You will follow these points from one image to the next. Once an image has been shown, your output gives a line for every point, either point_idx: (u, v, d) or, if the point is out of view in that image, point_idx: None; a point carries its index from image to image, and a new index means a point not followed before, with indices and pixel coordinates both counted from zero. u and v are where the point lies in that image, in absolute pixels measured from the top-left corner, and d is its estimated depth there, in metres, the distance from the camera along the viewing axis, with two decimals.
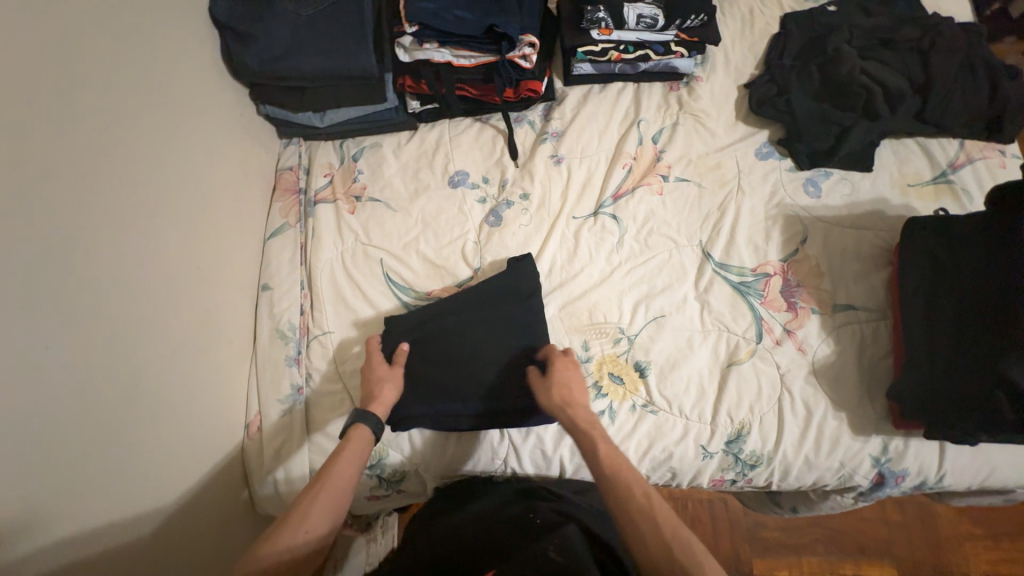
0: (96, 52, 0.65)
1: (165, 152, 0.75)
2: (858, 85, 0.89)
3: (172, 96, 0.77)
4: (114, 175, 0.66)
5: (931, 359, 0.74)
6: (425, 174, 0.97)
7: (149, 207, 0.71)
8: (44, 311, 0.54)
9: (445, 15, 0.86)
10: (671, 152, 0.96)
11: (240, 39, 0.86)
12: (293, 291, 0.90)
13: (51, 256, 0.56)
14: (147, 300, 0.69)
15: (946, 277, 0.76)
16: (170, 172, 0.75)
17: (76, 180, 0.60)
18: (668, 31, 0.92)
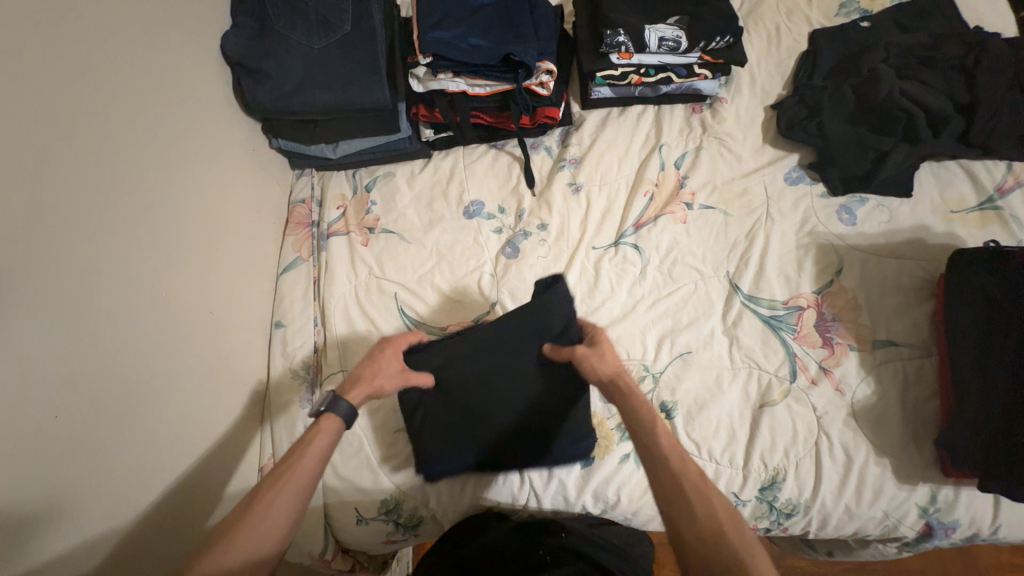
0: (109, 102, 0.63)
1: (179, 195, 0.73)
2: (897, 107, 0.84)
3: (186, 137, 0.76)
4: (130, 225, 0.64)
5: (987, 406, 0.70)
6: (439, 205, 0.95)
7: (163, 254, 0.69)
8: (59, 374, 0.53)
9: (460, 45, 0.84)
10: (694, 178, 0.92)
11: (252, 75, 0.85)
12: (306, 329, 0.88)
13: (65, 319, 0.55)
14: (161, 350, 0.67)
15: (1004, 317, 0.71)
16: (184, 215, 0.74)
17: (90, 236, 0.59)
18: (691, 54, 0.89)
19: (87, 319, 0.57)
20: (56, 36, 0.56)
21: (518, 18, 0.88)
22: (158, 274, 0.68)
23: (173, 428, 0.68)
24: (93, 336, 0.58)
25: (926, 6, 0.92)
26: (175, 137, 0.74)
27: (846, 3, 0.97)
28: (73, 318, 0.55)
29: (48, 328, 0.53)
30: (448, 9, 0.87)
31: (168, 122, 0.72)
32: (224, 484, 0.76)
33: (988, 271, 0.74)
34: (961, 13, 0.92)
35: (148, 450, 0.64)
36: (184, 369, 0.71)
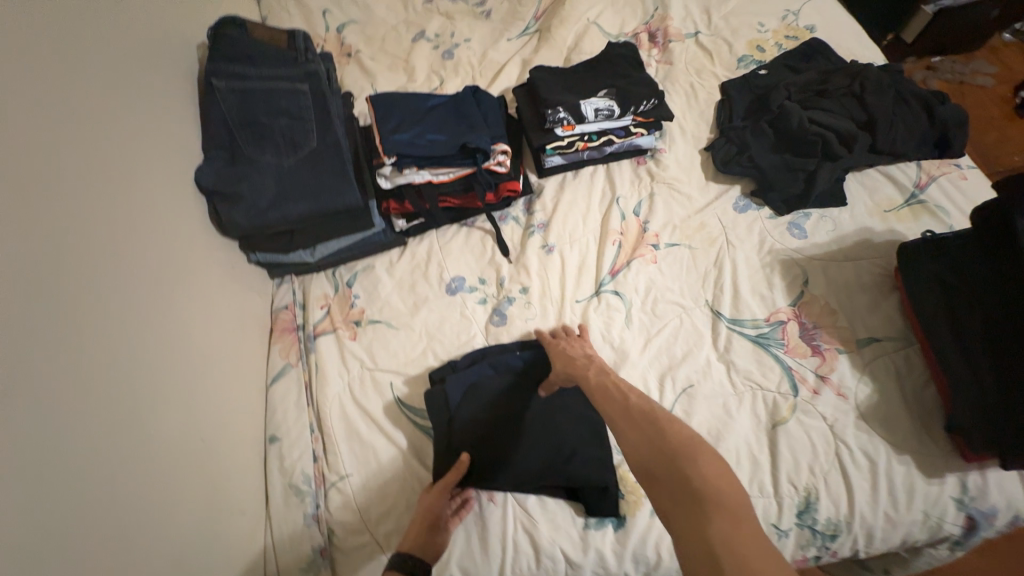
0: (96, 250, 0.64)
1: (164, 328, 0.73)
2: (812, 133, 0.95)
3: (168, 270, 0.77)
4: (118, 369, 0.63)
5: (978, 383, 0.73)
6: (421, 287, 0.97)
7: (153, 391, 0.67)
8: (49, 549, 0.49)
9: (419, 142, 0.92)
10: (654, 221, 0.99)
11: (227, 199, 0.88)
12: (303, 438, 0.85)
13: (54, 485, 0.51)
14: (156, 494, 0.63)
15: (962, 298, 0.77)
16: (169, 347, 0.73)
17: (80, 388, 0.56)
18: (626, 117, 0.99)
19: (80, 476, 0.54)
20: (47, 197, 0.58)
21: (467, 113, 0.98)
22: (149, 415, 0.66)
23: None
24: (83, 497, 0.54)
25: (808, 50, 1.08)
26: (159, 272, 0.75)
27: (743, 57, 1.13)
28: (63, 480, 0.52)
29: (36, 498, 0.49)
30: (403, 115, 0.97)
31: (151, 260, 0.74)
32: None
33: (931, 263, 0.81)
34: (837, 52, 1.09)
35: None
36: (177, 512, 0.65)
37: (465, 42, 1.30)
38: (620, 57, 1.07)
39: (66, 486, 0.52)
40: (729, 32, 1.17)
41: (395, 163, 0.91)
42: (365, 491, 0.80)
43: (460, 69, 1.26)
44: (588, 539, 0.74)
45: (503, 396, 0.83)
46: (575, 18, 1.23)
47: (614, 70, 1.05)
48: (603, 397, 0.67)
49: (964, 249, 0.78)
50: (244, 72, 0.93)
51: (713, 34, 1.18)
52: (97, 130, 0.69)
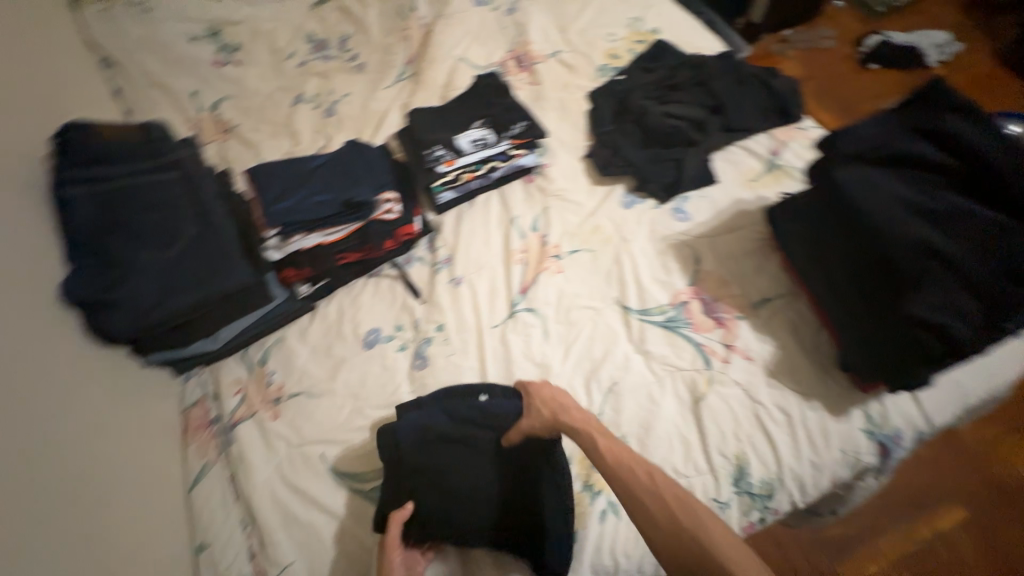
0: None
1: (46, 463, 0.66)
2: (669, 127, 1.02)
3: (42, 397, 0.70)
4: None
5: (862, 324, 0.77)
6: (338, 347, 0.95)
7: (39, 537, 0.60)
8: None
9: (304, 206, 0.91)
10: (552, 233, 1.03)
11: (101, 307, 0.80)
12: (234, 537, 0.79)
13: None
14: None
15: (825, 249, 0.82)
16: (51, 489, 0.65)
17: None
18: (502, 142, 1.03)
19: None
20: None
21: (349, 171, 1.00)
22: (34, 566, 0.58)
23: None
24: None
25: (656, 51, 1.18)
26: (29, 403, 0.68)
27: (602, 66, 1.22)
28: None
29: None
30: (284, 183, 0.96)
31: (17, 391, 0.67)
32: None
33: (796, 224, 0.86)
34: (681, 49, 1.19)
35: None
36: None
37: (345, 96, 1.36)
38: (489, 87, 1.12)
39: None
40: (585, 46, 1.26)
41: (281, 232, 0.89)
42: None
43: (344, 122, 1.31)
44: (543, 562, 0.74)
45: (456, 445, 0.81)
46: (443, 58, 1.29)
47: (484, 100, 1.09)
48: (612, 460, 0.66)
49: (815, 205, 0.84)
50: (101, 171, 0.89)
51: (572, 50, 1.27)
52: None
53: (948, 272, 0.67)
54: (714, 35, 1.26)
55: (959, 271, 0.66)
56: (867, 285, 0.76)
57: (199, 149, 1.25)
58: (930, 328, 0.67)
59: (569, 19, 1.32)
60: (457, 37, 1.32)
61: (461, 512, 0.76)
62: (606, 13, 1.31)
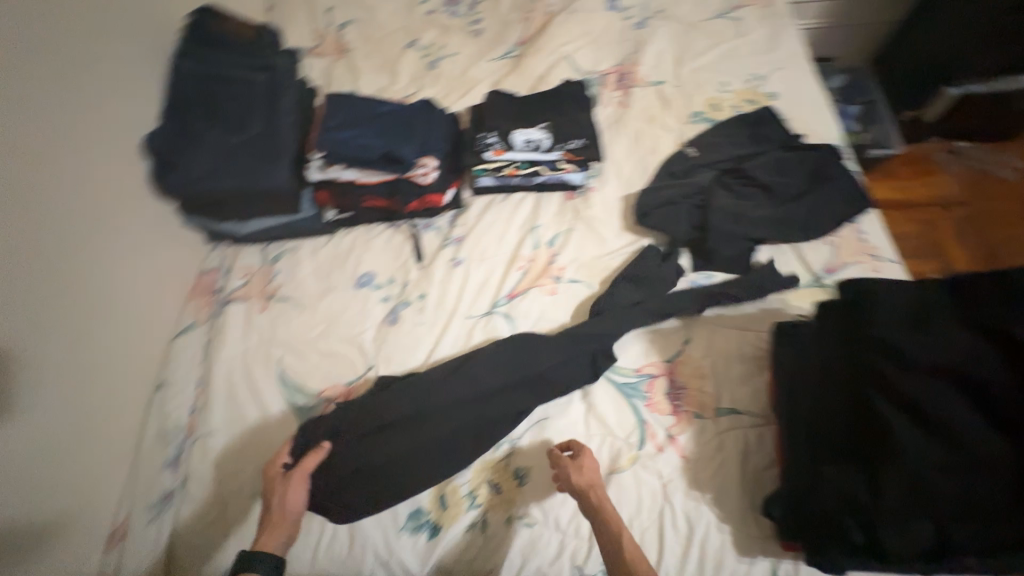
0: (34, 196, 0.76)
1: (44, 255, 0.76)
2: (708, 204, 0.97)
3: (76, 210, 0.82)
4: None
5: (909, 422, 0.62)
6: (336, 276, 1.04)
7: (22, 319, 0.72)
8: None
9: (352, 143, 0.98)
10: (563, 256, 1.02)
11: (167, 166, 0.96)
12: (186, 390, 0.91)
13: None
14: (15, 412, 0.69)
15: (929, 336, 0.64)
16: (62, 294, 0.78)
17: None
18: (554, 152, 1.03)
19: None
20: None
21: (411, 124, 1.05)
22: (10, 337, 0.70)
23: (3, 524, 0.67)
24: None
25: (758, 117, 1.09)
26: (66, 218, 0.81)
27: (697, 112, 1.15)
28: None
29: None
30: (347, 117, 1.04)
31: (56, 201, 0.79)
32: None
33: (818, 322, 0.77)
34: (788, 125, 1.09)
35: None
36: (44, 423, 0.73)
37: (453, 54, 1.39)
38: (570, 94, 1.11)
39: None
40: (692, 86, 1.19)
41: (325, 156, 0.98)
42: (224, 446, 0.85)
43: (441, 79, 1.35)
44: (400, 539, 0.77)
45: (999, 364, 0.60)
46: (550, 51, 1.29)
47: (560, 106, 1.09)
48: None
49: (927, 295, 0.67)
50: (208, 61, 1.03)
51: (676, 85, 1.21)
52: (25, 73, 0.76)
53: (987, 440, 0.58)
54: (837, 122, 1.12)
55: (1000, 448, 0.57)
56: (936, 390, 0.61)
57: (314, 59, 1.37)
58: (953, 475, 0.58)
59: (689, 53, 1.25)
60: (573, 34, 1.31)
61: (866, 361, 0.67)
62: (729, 60, 1.22)
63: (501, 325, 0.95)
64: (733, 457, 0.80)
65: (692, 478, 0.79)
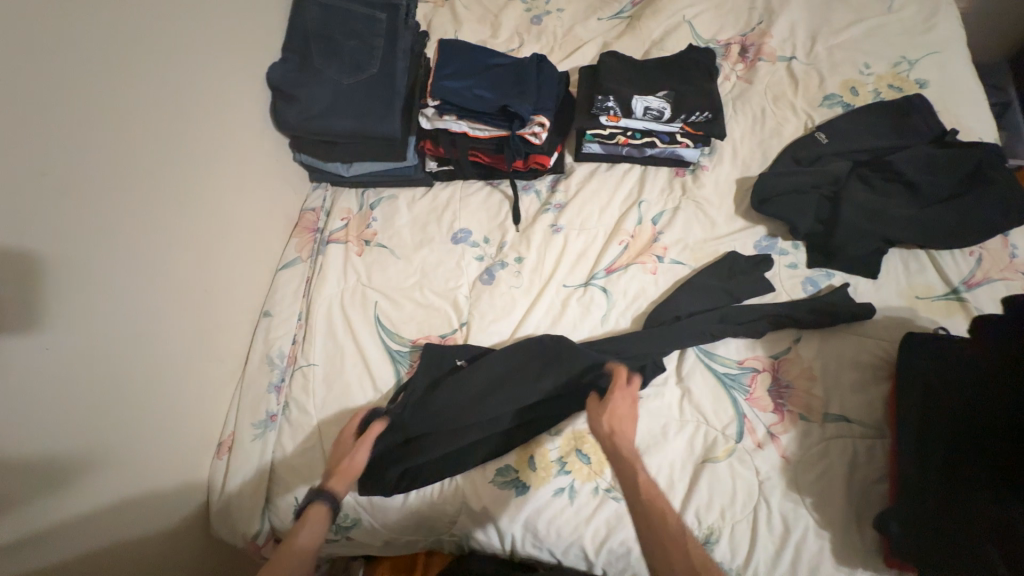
0: (173, 116, 0.78)
1: (182, 178, 0.79)
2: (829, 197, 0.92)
3: (208, 136, 0.85)
4: (130, 215, 0.70)
5: None
6: (431, 229, 1.03)
7: (162, 237, 0.76)
8: (93, 320, 0.65)
9: (466, 94, 0.96)
10: (668, 234, 0.97)
11: (286, 100, 0.97)
12: (289, 322, 0.94)
13: (79, 265, 0.64)
14: (153, 322, 0.74)
15: None
16: (193, 215, 0.82)
17: (132, 213, 0.71)
18: (674, 123, 0.97)
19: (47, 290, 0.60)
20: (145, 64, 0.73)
21: (524, 78, 1.00)
22: (153, 251, 0.74)
23: (141, 420, 0.73)
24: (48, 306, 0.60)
25: (904, 107, 0.98)
26: (200, 144, 0.83)
27: (831, 95, 1.05)
28: (68, 279, 0.62)
29: (98, 271, 0.66)
30: (460, 66, 1.00)
31: (195, 128, 0.82)
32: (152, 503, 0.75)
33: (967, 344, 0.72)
34: (938, 118, 0.98)
35: (74, 448, 0.64)
36: (173, 333, 0.78)
37: (561, 10, 1.31)
38: (693, 64, 1.03)
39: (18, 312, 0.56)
40: (827, 65, 1.09)
41: (438, 106, 0.96)
42: (323, 381, 0.88)
43: (546, 36, 1.28)
44: (490, 492, 0.79)
45: None
46: (670, 14, 1.20)
47: (682, 75, 1.02)
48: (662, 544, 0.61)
49: None
50: None
51: (809, 63, 1.10)
52: (172, 2, 0.77)
53: None
54: (995, 121, 1.00)
55: None
56: None
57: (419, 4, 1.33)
58: None
59: (827, 27, 1.13)
60: None
61: None
62: (874, 40, 1.10)
63: (598, 299, 0.92)
64: (840, 465, 0.76)
65: (792, 480, 0.76)
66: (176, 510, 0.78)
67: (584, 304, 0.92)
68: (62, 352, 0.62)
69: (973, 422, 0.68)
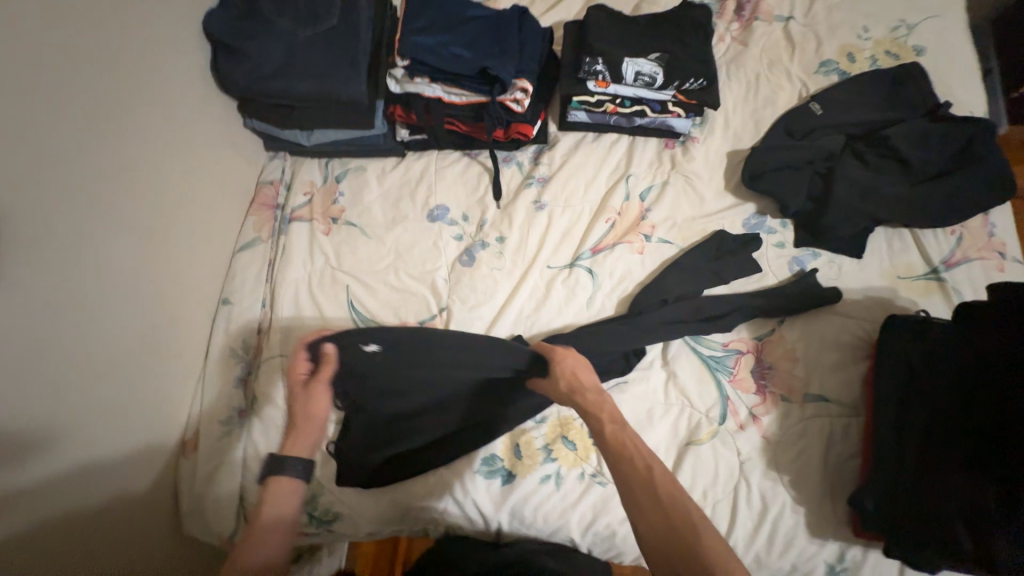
0: (87, 74, 0.66)
1: (111, 159, 0.69)
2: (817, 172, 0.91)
3: (135, 100, 0.73)
4: (51, 204, 0.61)
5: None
6: (405, 205, 0.95)
7: (95, 229, 0.67)
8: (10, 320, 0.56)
9: (441, 52, 0.85)
10: (656, 212, 0.93)
11: (231, 56, 0.84)
12: (253, 309, 0.87)
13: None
14: (97, 324, 0.67)
15: None
16: (126, 194, 0.71)
17: (47, 193, 0.60)
18: (666, 91, 0.90)
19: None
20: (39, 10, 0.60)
21: (504, 34, 0.90)
22: (78, 238, 0.64)
23: (89, 428, 0.66)
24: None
25: (899, 76, 0.94)
26: (128, 115, 0.72)
27: (827, 61, 1.00)
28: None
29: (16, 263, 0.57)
30: (433, 18, 0.89)
31: (117, 89, 0.70)
32: (121, 511, 0.70)
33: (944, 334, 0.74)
34: (933, 88, 0.94)
35: (17, 472, 0.57)
36: (117, 328, 0.70)
37: None
38: (688, 22, 0.95)
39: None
40: (825, 27, 1.02)
41: (409, 67, 0.86)
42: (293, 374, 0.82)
43: None
44: (475, 481, 0.78)
45: None
46: None
47: (676, 35, 0.94)
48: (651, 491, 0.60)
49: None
50: None
51: (806, 24, 1.03)
52: None
53: None
54: (986, 92, 0.97)
55: None
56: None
57: None
58: None
59: None
60: None
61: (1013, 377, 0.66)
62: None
63: (584, 281, 0.88)
64: (816, 444, 0.78)
65: (772, 460, 0.78)
66: (141, 516, 0.73)
67: (568, 287, 0.88)
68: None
69: (948, 423, 0.70)
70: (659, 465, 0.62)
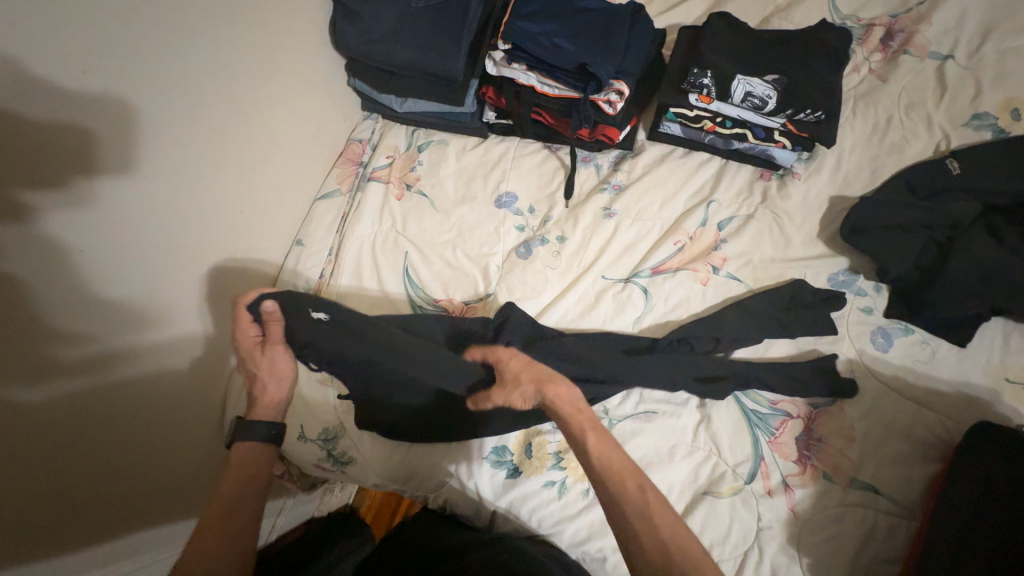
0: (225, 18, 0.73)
1: (216, 98, 0.74)
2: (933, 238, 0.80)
3: (259, 45, 0.80)
4: (176, 126, 0.68)
5: None
6: (477, 186, 0.96)
7: (205, 155, 0.74)
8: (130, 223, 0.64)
9: (544, 41, 0.84)
10: (732, 245, 0.86)
11: (349, 17, 0.89)
12: (320, 254, 0.93)
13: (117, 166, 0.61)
14: (179, 253, 0.72)
15: None
16: (234, 130, 0.79)
17: (176, 118, 0.68)
18: (775, 118, 0.83)
19: (76, 207, 0.57)
20: None
21: (612, 30, 0.86)
22: (191, 160, 0.72)
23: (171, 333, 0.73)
24: (74, 231, 0.57)
25: None
26: (251, 59, 0.79)
27: (983, 114, 0.85)
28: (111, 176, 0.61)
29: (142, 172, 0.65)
30: (544, 6, 0.88)
31: (247, 33, 0.77)
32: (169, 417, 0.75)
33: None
34: None
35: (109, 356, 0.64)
36: (208, 248, 0.77)
37: None
38: (820, 46, 0.86)
39: (54, 232, 0.55)
40: (991, 74, 0.87)
41: (508, 52, 0.86)
42: None
43: None
44: (481, 467, 0.79)
45: None
46: None
47: (802, 57, 0.85)
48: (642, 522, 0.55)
49: None
50: None
51: (968, 67, 0.89)
52: None
53: None
54: None
55: None
56: None
57: None
58: None
59: (1006, 24, 0.90)
60: None
61: None
62: None
63: (637, 300, 0.85)
64: (850, 535, 0.71)
65: (796, 537, 0.72)
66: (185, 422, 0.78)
67: (619, 301, 0.85)
68: (103, 252, 0.61)
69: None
70: (652, 487, 0.59)
